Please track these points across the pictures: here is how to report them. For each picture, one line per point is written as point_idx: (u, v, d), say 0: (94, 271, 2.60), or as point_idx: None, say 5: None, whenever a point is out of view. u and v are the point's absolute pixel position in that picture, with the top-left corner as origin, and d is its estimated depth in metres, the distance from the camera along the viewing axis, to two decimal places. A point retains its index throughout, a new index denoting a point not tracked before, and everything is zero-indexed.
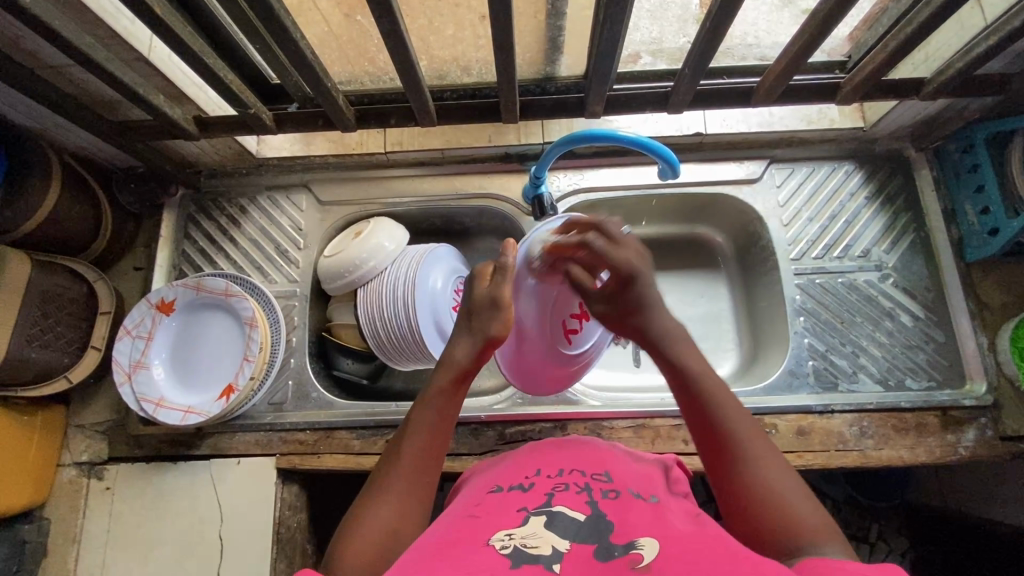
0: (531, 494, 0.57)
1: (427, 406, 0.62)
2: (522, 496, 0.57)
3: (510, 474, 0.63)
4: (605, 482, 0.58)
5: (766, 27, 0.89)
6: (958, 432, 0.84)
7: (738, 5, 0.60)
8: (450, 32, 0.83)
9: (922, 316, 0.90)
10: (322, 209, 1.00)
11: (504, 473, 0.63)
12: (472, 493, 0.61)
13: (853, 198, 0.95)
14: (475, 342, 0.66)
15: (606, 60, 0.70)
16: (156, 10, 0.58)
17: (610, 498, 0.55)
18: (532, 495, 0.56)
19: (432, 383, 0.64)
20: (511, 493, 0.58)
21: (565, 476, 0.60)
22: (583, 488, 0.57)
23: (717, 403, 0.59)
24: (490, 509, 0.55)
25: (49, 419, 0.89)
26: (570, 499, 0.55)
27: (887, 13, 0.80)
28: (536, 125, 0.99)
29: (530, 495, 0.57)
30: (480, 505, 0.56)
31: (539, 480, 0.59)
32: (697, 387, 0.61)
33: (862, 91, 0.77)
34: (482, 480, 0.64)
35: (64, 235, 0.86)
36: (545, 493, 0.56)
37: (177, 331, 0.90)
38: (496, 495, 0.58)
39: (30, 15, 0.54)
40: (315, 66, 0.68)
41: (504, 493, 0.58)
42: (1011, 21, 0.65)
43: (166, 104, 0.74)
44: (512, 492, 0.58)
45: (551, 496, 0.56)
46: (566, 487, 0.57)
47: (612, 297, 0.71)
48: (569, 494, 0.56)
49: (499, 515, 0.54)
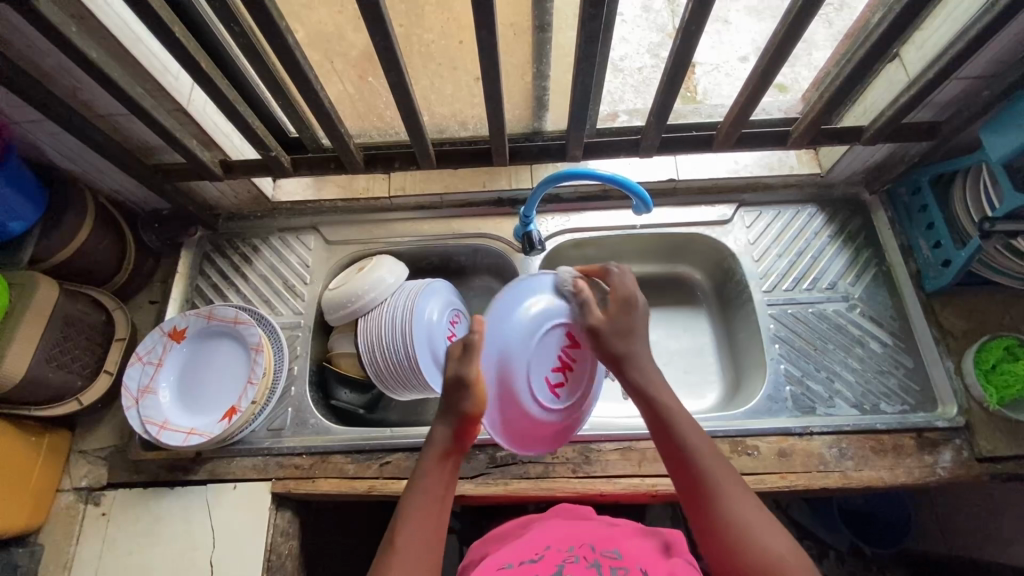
0: (542, 565, 0.61)
1: (425, 485, 0.65)
2: (534, 566, 0.61)
3: (521, 550, 0.66)
4: (615, 559, 0.61)
5: None
6: (935, 453, 0.87)
7: (689, 66, 0.74)
8: (448, 91, 0.96)
9: (890, 342, 0.96)
10: (328, 247, 1.08)
11: (516, 549, 0.66)
12: (483, 567, 0.64)
13: (817, 236, 1.04)
14: (449, 422, 0.67)
15: (582, 113, 0.81)
16: (200, 63, 0.69)
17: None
18: (542, 566, 0.61)
19: (428, 458, 0.66)
20: (522, 565, 0.62)
21: (575, 550, 0.64)
22: (592, 562, 0.61)
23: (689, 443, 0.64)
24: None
25: (54, 442, 0.91)
26: (580, 571, 0.59)
27: (829, 74, 0.93)
28: (526, 171, 1.09)
29: (543, 565, 0.61)
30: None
31: (548, 552, 0.63)
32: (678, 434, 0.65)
33: (808, 136, 0.87)
34: (492, 557, 0.67)
35: (90, 266, 0.94)
36: (555, 564, 0.61)
37: (185, 357, 0.95)
38: (508, 568, 0.62)
39: (96, 67, 0.65)
40: (332, 115, 0.79)
41: (515, 567, 0.62)
42: (926, 75, 0.76)
43: (198, 149, 0.84)
44: (523, 565, 0.62)
45: (561, 566, 0.60)
46: (576, 559, 0.61)
47: (608, 326, 0.72)
48: (579, 566, 0.60)
49: None
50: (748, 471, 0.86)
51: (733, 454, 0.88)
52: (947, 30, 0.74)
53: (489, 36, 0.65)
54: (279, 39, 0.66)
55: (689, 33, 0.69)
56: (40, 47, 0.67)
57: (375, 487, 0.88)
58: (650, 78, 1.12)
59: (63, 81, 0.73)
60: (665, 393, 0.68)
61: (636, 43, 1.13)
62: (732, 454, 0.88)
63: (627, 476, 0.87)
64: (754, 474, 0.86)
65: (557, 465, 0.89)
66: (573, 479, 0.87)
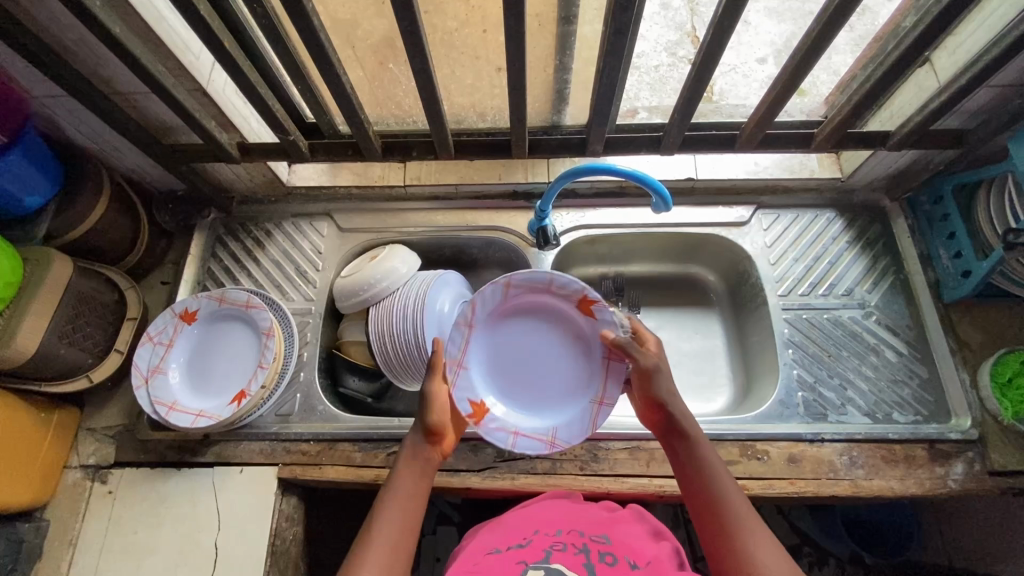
0: (530, 550, 0.64)
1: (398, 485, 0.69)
2: (521, 552, 0.64)
3: (508, 535, 0.69)
4: (601, 545, 0.65)
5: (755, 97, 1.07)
6: (946, 465, 0.86)
7: (716, 66, 0.73)
8: (469, 81, 0.95)
9: (905, 352, 0.95)
10: (341, 235, 1.07)
11: (504, 533, 0.70)
12: (471, 551, 0.67)
13: (835, 242, 1.03)
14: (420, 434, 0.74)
15: (605, 105, 0.79)
16: (224, 43, 0.68)
17: (603, 562, 0.62)
18: (531, 552, 0.64)
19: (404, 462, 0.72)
20: (510, 550, 0.65)
21: (562, 537, 0.67)
22: (579, 550, 0.64)
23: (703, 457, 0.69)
24: (491, 562, 0.62)
25: (63, 419, 0.91)
26: (567, 558, 0.62)
27: (856, 78, 0.92)
28: (542, 166, 1.08)
29: (530, 551, 0.64)
30: (482, 558, 0.64)
31: (535, 540, 0.67)
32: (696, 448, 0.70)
33: (833, 140, 0.86)
34: (480, 540, 0.70)
35: (104, 244, 0.94)
36: (542, 551, 0.64)
37: (196, 339, 0.95)
38: (495, 553, 0.65)
39: (118, 42, 0.64)
40: (353, 101, 0.78)
41: (503, 552, 0.65)
42: (958, 81, 0.74)
43: (217, 130, 0.84)
44: (510, 551, 0.65)
45: (549, 553, 0.63)
46: (563, 547, 0.65)
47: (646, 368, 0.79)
48: (565, 553, 0.63)
49: (501, 569, 0.61)
50: (757, 476, 0.86)
51: (743, 458, 0.87)
52: (981, 37, 0.73)
53: (517, 23, 0.64)
54: (303, 20, 0.64)
55: (721, 30, 0.68)
56: (62, 20, 0.66)
57: (380, 476, 0.88)
58: (667, 76, 1.11)
59: (83, 56, 0.72)
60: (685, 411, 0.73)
61: (653, 41, 1.12)
62: (741, 458, 0.87)
63: (635, 475, 0.87)
64: (763, 479, 0.85)
65: (564, 462, 0.88)
66: (580, 476, 0.87)
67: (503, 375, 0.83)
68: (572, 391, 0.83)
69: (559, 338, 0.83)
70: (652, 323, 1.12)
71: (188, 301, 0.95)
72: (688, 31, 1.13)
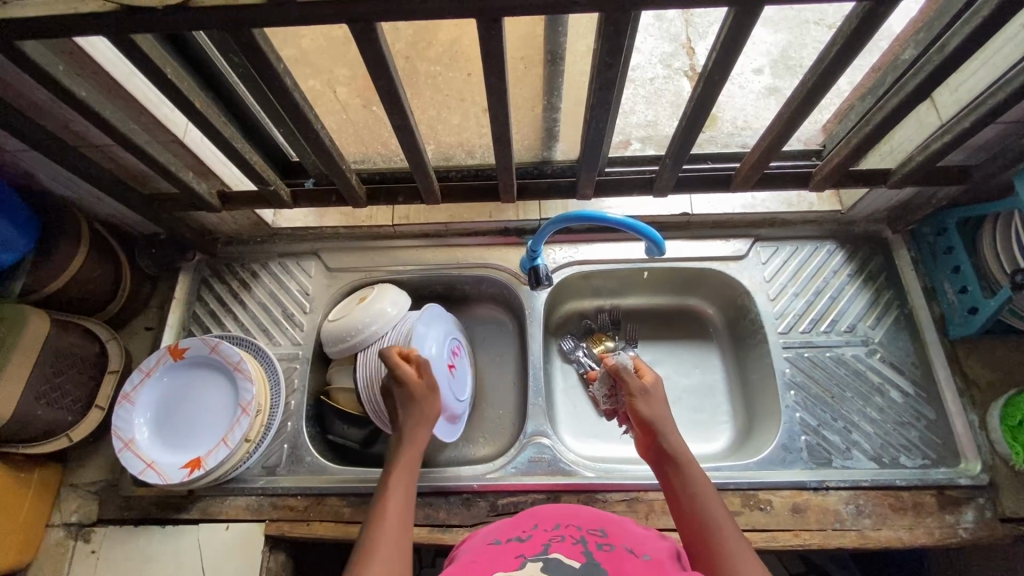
0: (529, 543, 0.57)
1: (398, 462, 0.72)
2: (520, 545, 0.57)
3: (508, 528, 0.62)
4: (601, 537, 0.58)
5: (753, 112, 1.05)
6: (957, 513, 0.83)
7: (710, 112, 0.70)
8: (456, 121, 0.94)
9: (911, 392, 0.92)
10: (329, 275, 1.05)
11: (503, 527, 0.63)
12: (469, 547, 0.61)
13: (836, 275, 1.00)
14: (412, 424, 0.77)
15: (594, 149, 0.75)
16: (196, 103, 0.66)
17: (604, 551, 0.56)
18: (529, 545, 0.57)
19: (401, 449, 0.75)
20: (509, 543, 0.58)
21: (561, 529, 0.60)
22: (579, 541, 0.57)
23: (692, 482, 0.66)
24: (487, 558, 0.55)
25: (44, 477, 0.89)
26: (567, 548, 0.56)
27: (854, 109, 0.89)
28: (534, 203, 1.06)
29: (528, 543, 0.57)
30: (479, 552, 0.57)
31: (535, 532, 0.60)
32: (684, 473, 0.67)
33: (833, 179, 0.83)
34: (476, 536, 0.64)
35: (83, 295, 0.91)
36: (543, 543, 0.57)
37: (168, 396, 0.91)
38: (495, 546, 0.59)
39: (85, 105, 0.62)
40: (333, 151, 0.75)
41: (501, 545, 0.58)
42: (961, 122, 0.71)
43: (194, 181, 0.81)
44: (509, 543, 0.58)
45: (548, 545, 0.56)
46: (562, 538, 0.58)
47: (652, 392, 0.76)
48: (565, 544, 0.57)
49: (498, 561, 0.54)
50: (760, 528, 0.83)
51: (745, 509, 0.84)
52: (985, 77, 0.70)
53: (498, 82, 0.60)
54: (276, 81, 0.61)
55: (711, 82, 0.65)
56: (32, 81, 0.64)
57: None
58: (662, 90, 1.08)
59: (55, 113, 0.70)
60: (674, 433, 0.71)
61: (648, 53, 1.10)
62: (743, 509, 0.84)
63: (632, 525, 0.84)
64: (766, 531, 0.82)
65: None
66: None
67: (206, 410, 0.89)
68: (232, 412, 0.88)
69: (213, 374, 0.91)
70: (651, 357, 1.09)
71: (161, 353, 0.91)
72: (683, 43, 1.12)
